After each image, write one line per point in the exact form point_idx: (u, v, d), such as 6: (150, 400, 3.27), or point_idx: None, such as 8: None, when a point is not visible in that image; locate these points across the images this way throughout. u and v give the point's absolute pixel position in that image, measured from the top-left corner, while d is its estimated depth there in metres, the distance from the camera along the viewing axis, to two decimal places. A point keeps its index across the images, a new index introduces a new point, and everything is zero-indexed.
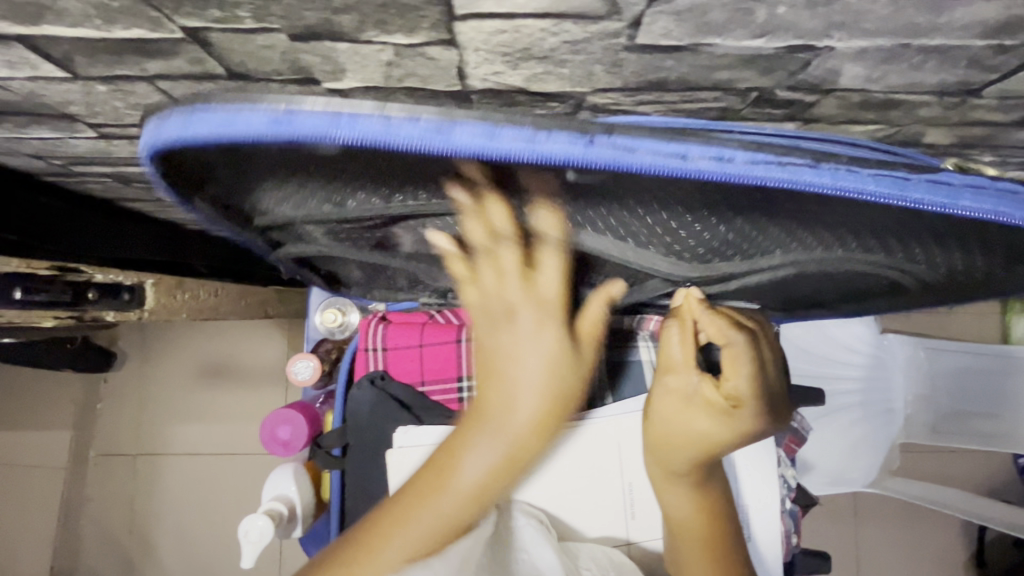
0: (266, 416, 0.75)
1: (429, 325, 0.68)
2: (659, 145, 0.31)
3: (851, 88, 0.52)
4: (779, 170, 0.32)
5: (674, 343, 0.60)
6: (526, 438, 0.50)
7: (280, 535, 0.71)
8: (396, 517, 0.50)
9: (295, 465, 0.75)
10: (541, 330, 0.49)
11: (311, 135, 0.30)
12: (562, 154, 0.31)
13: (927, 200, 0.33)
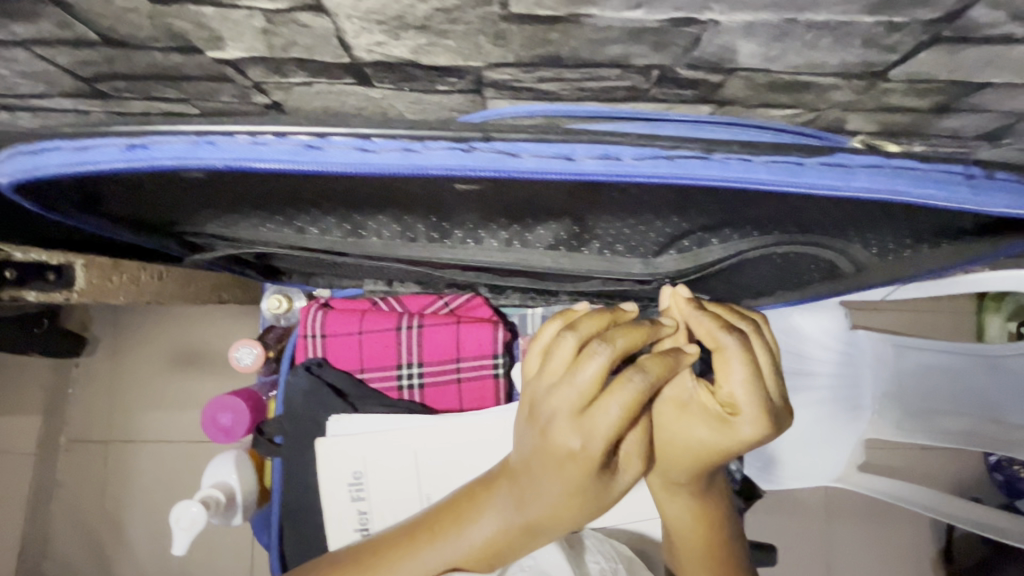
0: (208, 401, 0.74)
1: (369, 313, 0.67)
2: (538, 146, 0.32)
3: (753, 65, 0.63)
4: (667, 164, 0.32)
5: (668, 351, 0.48)
6: (541, 525, 0.47)
7: (219, 521, 0.70)
8: (387, 558, 0.48)
9: (238, 452, 0.74)
10: (581, 461, 0.42)
11: (169, 163, 0.32)
12: (436, 164, 0.32)
13: (821, 184, 0.33)
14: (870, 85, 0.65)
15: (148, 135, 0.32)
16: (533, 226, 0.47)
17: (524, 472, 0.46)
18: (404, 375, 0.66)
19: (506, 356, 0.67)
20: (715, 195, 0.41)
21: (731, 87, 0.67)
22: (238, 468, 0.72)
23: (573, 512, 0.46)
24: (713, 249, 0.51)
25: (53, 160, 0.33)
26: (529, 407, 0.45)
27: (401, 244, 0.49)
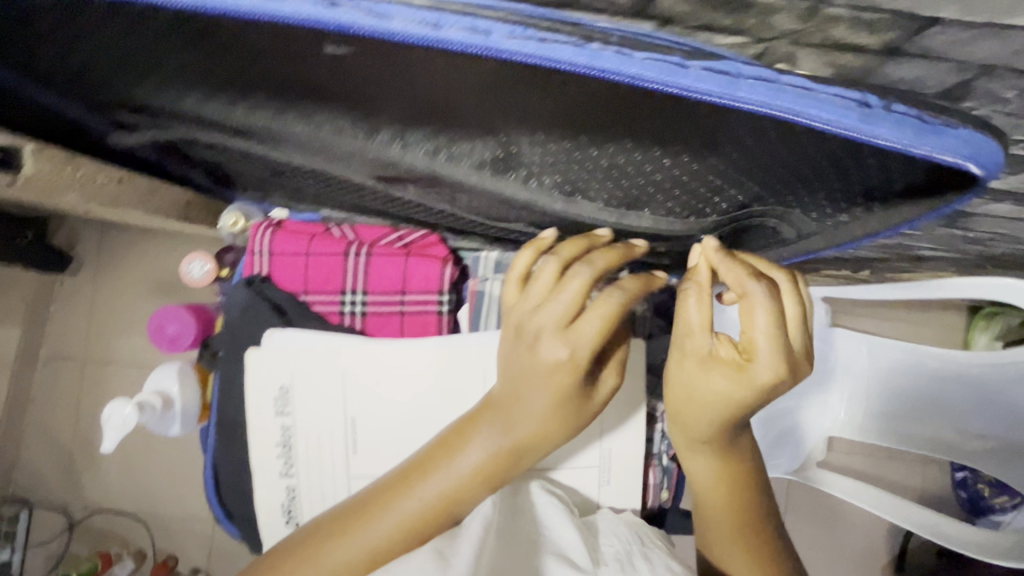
0: (156, 310, 0.74)
1: (318, 236, 0.66)
2: (405, 11, 0.30)
3: None
4: (538, 46, 0.31)
5: (689, 305, 0.47)
6: (528, 443, 0.48)
7: (156, 427, 0.72)
8: (384, 501, 0.48)
9: (183, 363, 0.75)
10: (558, 368, 0.46)
11: None
12: (291, 11, 0.30)
13: (700, 87, 0.31)
14: (813, 11, 0.44)
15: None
16: (458, 148, 0.44)
17: (514, 397, 0.48)
18: (347, 302, 0.66)
19: (452, 294, 0.67)
20: (619, 124, 0.38)
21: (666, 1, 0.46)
22: (180, 379, 0.73)
23: (553, 428, 0.48)
24: (645, 217, 0.51)
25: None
26: (511, 329, 0.49)
27: (310, 145, 0.46)
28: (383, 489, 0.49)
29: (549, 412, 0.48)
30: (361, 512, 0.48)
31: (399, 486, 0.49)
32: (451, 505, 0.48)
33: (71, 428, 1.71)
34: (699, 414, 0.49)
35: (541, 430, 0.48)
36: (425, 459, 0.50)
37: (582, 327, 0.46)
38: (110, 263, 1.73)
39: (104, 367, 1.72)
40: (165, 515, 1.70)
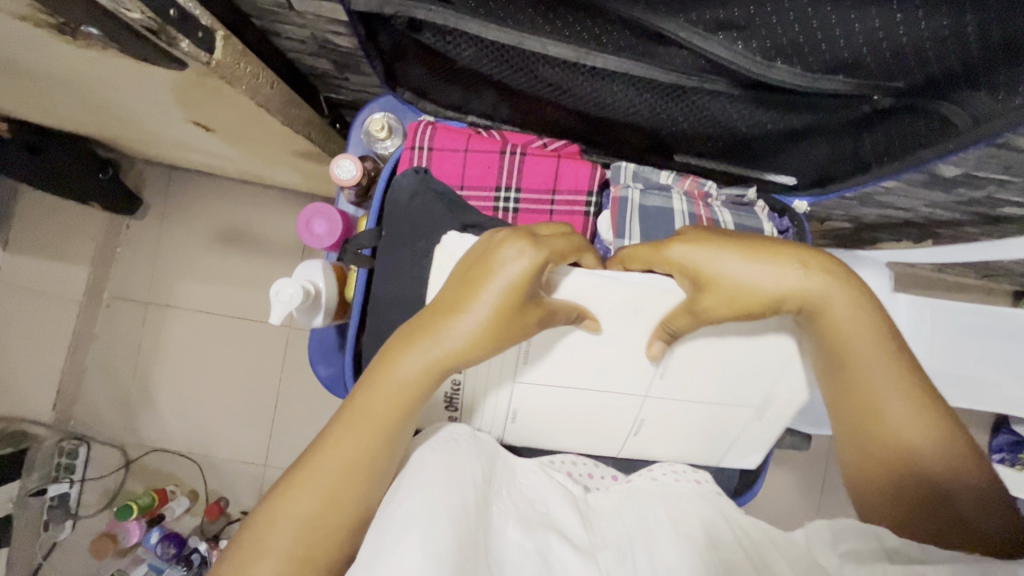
0: (304, 208, 0.78)
1: (475, 136, 0.71)
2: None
3: None
4: None
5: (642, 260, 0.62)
6: (459, 351, 0.53)
7: (303, 317, 0.76)
8: (343, 428, 0.52)
9: (324, 261, 0.79)
10: (468, 286, 0.54)
11: None
12: None
13: None
14: None
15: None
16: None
17: (452, 315, 0.53)
18: (500, 197, 0.71)
19: (597, 198, 0.72)
20: None
21: None
22: (324, 274, 0.77)
23: (490, 335, 0.54)
24: (834, 82, 0.51)
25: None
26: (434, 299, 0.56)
27: None
28: (337, 421, 0.53)
29: (479, 327, 0.53)
30: (326, 440, 0.52)
31: (345, 416, 0.53)
32: (396, 417, 0.53)
33: (132, 367, 1.76)
34: (742, 295, 0.56)
35: (475, 336, 0.53)
36: (363, 389, 0.54)
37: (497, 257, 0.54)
38: (176, 207, 1.76)
39: (167, 308, 1.76)
40: (220, 456, 1.74)
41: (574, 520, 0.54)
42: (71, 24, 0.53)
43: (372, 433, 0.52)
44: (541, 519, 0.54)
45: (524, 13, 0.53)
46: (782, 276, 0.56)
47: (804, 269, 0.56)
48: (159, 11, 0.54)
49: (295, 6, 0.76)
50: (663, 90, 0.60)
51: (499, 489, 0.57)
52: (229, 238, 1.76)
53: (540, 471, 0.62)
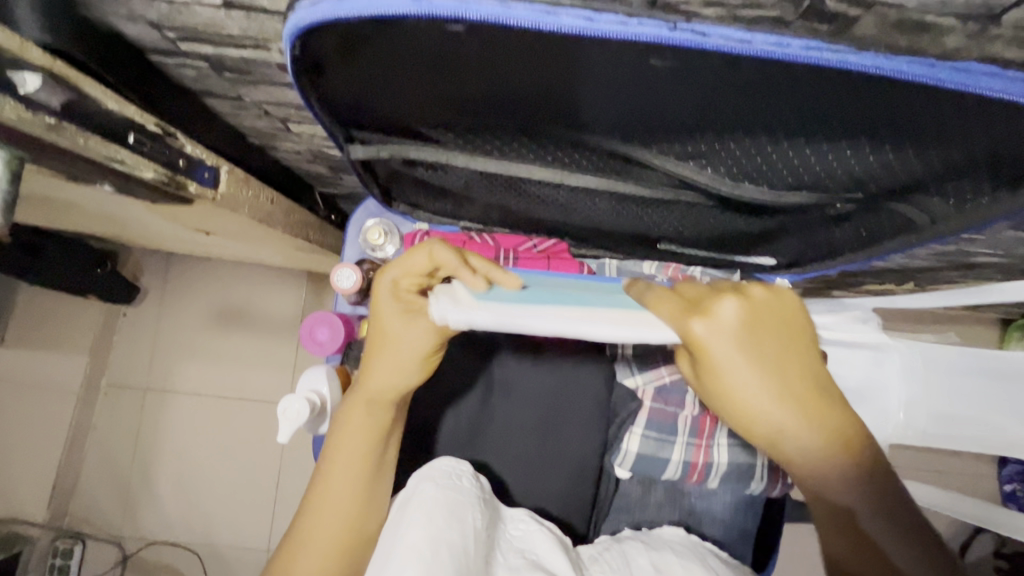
0: (306, 317, 0.85)
1: (469, 243, 0.77)
2: (727, 31, 0.36)
3: (892, 6, 0.40)
4: (832, 55, 0.36)
5: (695, 323, 0.46)
6: (387, 396, 0.58)
7: (309, 425, 0.79)
8: (325, 484, 0.58)
9: (328, 366, 0.83)
10: (410, 322, 0.56)
11: (442, 12, 0.37)
12: (650, 34, 0.36)
13: (953, 82, 0.36)
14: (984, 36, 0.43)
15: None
16: (667, 146, 0.52)
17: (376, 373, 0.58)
18: None
19: None
20: (833, 129, 0.45)
21: (860, 27, 0.43)
22: (328, 380, 0.81)
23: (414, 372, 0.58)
24: (798, 197, 0.56)
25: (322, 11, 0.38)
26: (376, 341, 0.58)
27: (541, 136, 0.54)
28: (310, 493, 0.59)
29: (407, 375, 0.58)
30: (317, 492, 0.58)
31: (322, 475, 0.59)
32: (360, 470, 0.58)
33: (130, 457, 1.72)
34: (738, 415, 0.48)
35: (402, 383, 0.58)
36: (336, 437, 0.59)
37: (394, 330, 0.57)
38: (174, 292, 1.78)
39: (166, 393, 1.74)
40: (222, 543, 1.69)
41: (565, 562, 0.53)
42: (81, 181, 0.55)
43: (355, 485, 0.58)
44: (531, 563, 0.52)
45: (510, 154, 0.58)
46: (786, 420, 0.47)
47: (801, 441, 0.47)
48: (167, 165, 0.58)
49: (292, 128, 0.80)
50: (641, 202, 0.64)
51: (495, 535, 0.55)
52: (227, 318, 1.77)
53: (533, 518, 0.60)
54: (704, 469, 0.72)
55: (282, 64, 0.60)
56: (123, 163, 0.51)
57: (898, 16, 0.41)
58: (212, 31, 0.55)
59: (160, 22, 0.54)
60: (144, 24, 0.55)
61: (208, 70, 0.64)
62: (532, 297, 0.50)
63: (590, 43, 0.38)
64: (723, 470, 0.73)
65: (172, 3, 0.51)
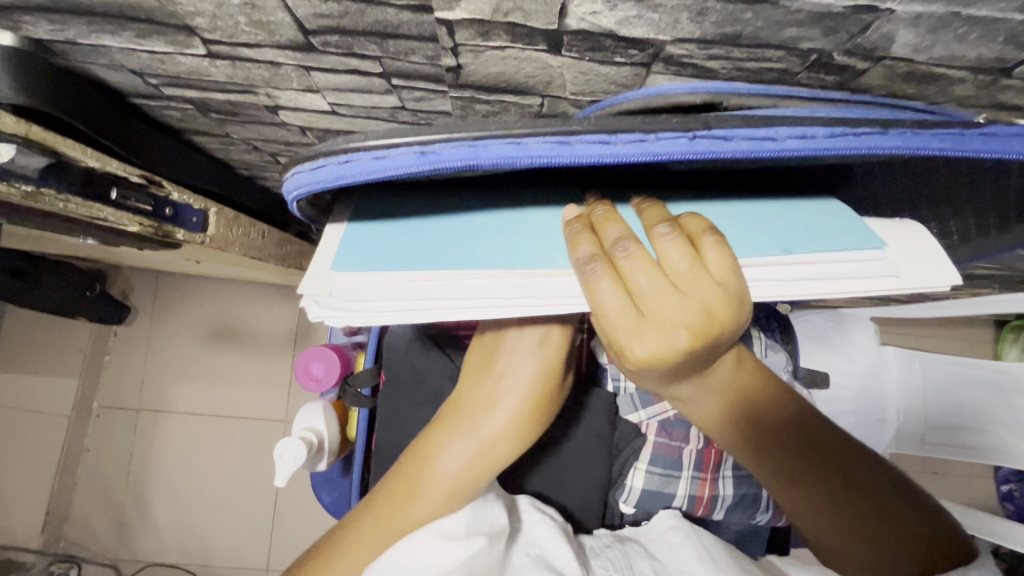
0: (301, 352, 0.83)
1: None
2: (750, 132, 0.33)
3: (900, 60, 0.45)
4: (857, 139, 0.34)
5: (605, 294, 0.35)
6: (499, 445, 0.51)
7: (308, 463, 0.78)
8: (372, 521, 0.52)
9: (324, 403, 0.81)
10: (542, 347, 0.50)
11: (455, 164, 0.33)
12: (673, 152, 0.33)
13: (988, 149, 0.35)
14: (993, 81, 0.47)
15: (390, 146, 0.33)
16: None
17: (474, 410, 0.52)
18: None
19: None
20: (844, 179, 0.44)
21: (868, 76, 0.47)
22: (325, 416, 0.80)
23: (521, 438, 0.52)
24: None
25: (321, 174, 0.35)
26: (479, 363, 0.53)
27: None
28: (354, 515, 0.53)
29: (516, 414, 0.51)
30: (358, 528, 0.52)
31: (375, 501, 0.53)
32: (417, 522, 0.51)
33: (124, 480, 1.68)
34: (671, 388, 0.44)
35: (506, 445, 0.51)
36: (406, 475, 0.53)
37: (502, 353, 0.51)
38: (165, 310, 1.74)
39: (158, 414, 1.70)
40: (219, 563, 1.65)
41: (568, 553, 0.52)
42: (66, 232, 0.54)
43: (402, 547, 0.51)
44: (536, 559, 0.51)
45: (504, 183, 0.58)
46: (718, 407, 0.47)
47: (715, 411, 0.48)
48: (155, 214, 0.56)
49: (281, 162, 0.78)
50: None
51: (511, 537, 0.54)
52: (220, 336, 1.73)
53: (533, 506, 0.58)
54: (710, 502, 0.70)
55: (270, 106, 0.59)
56: (106, 221, 0.51)
57: (907, 68, 0.45)
58: (195, 78, 0.54)
59: (142, 70, 0.53)
60: (127, 72, 0.53)
61: (194, 111, 0.62)
62: (383, 255, 0.39)
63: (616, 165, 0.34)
64: (729, 502, 0.72)
65: (154, 53, 0.49)
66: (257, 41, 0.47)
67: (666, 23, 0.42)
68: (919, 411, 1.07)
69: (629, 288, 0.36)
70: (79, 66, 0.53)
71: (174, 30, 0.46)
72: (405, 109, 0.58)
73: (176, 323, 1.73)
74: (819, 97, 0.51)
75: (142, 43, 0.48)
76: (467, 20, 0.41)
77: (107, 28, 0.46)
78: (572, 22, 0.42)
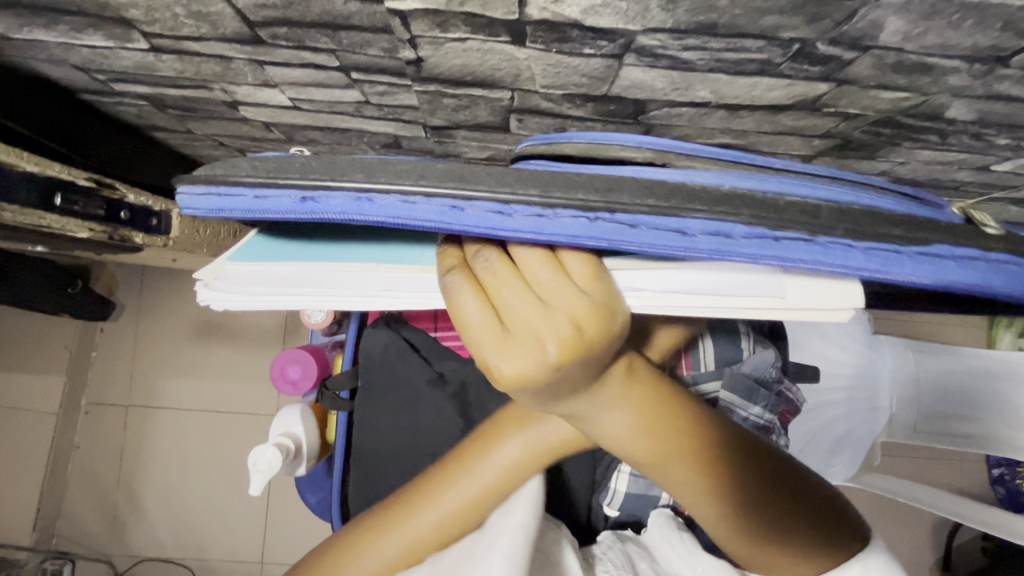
0: (277, 355, 0.81)
1: None
2: (657, 221, 0.32)
3: (889, 48, 0.45)
4: (773, 244, 0.33)
5: (467, 309, 0.36)
6: (560, 437, 0.49)
7: (286, 469, 0.76)
8: (409, 507, 0.50)
9: (301, 406, 0.79)
10: None
11: (335, 215, 0.33)
12: (564, 235, 0.33)
13: (921, 275, 0.33)
14: (988, 70, 0.47)
15: (270, 187, 0.34)
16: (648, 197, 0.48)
17: (536, 403, 0.50)
18: None
19: None
20: None
21: (856, 66, 0.48)
22: (303, 421, 0.78)
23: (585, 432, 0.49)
24: None
25: (211, 200, 0.36)
26: None
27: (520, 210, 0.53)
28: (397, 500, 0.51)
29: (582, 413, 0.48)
30: (395, 511, 0.50)
31: (422, 484, 0.51)
32: (467, 513, 0.49)
33: (115, 478, 1.66)
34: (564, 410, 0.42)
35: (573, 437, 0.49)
36: (461, 458, 0.51)
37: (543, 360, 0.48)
38: (151, 306, 1.71)
39: (147, 410, 1.68)
40: (214, 557, 1.64)
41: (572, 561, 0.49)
42: (26, 237, 0.56)
43: (432, 540, 0.49)
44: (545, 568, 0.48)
45: None
46: (625, 433, 0.44)
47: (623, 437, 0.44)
48: (107, 218, 0.60)
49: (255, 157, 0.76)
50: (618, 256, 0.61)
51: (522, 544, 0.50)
52: (206, 332, 1.70)
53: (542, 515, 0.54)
54: None
55: (227, 100, 0.60)
56: (53, 227, 0.55)
57: (896, 57, 0.46)
58: (143, 71, 0.56)
59: (85, 65, 0.55)
60: (72, 67, 0.56)
61: (149, 107, 0.64)
62: (276, 250, 0.41)
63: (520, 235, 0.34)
64: None
65: (97, 48, 0.52)
66: (200, 34, 0.49)
67: (637, 11, 0.43)
68: (910, 399, 1.07)
69: (495, 304, 0.36)
70: (20, 61, 0.55)
71: (113, 23, 0.48)
72: (370, 104, 0.59)
73: (160, 318, 1.70)
74: (803, 87, 0.51)
75: (79, 37, 0.50)
76: (421, 9, 0.43)
77: (53, 24, 0.49)
78: (534, 10, 0.43)
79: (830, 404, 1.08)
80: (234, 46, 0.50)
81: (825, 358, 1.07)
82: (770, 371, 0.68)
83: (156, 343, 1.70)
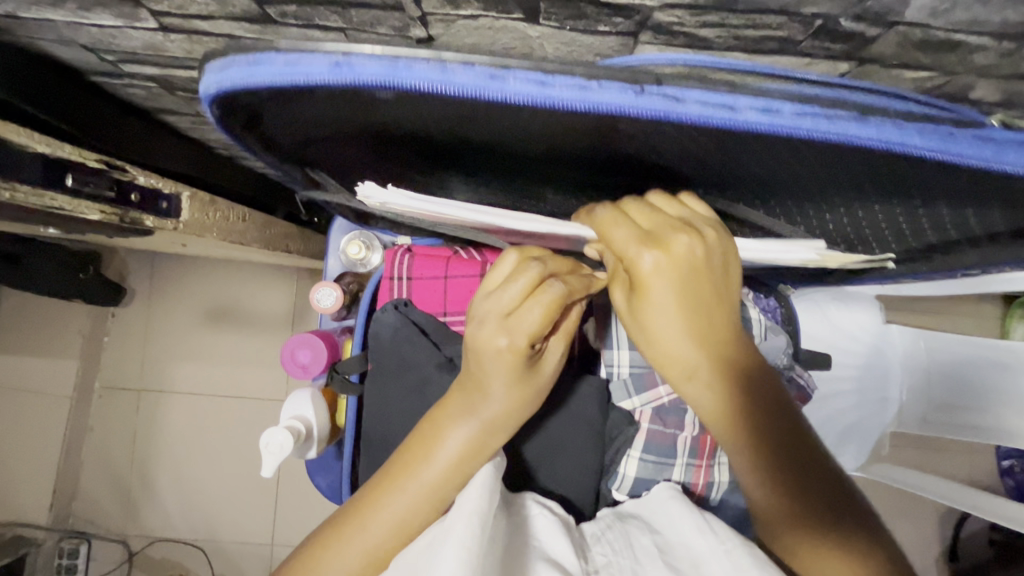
0: (288, 339, 0.81)
1: (453, 259, 0.74)
2: (703, 94, 0.36)
3: (915, 25, 0.45)
4: (820, 120, 0.36)
5: (614, 228, 0.46)
6: (501, 419, 0.50)
7: (297, 451, 0.77)
8: (376, 499, 0.50)
9: (312, 389, 0.80)
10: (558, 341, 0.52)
11: (371, 78, 0.36)
12: (613, 102, 0.36)
13: (967, 154, 0.37)
14: (1017, 48, 0.47)
15: (302, 53, 0.36)
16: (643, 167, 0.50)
17: (472, 392, 0.51)
18: None
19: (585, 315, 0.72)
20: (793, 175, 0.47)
21: (880, 44, 0.47)
22: (313, 404, 0.78)
23: (521, 407, 0.51)
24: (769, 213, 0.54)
25: (239, 72, 0.38)
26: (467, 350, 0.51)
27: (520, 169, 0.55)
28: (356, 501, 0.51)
29: (513, 388, 0.50)
30: (364, 504, 0.50)
31: (375, 484, 0.51)
32: (424, 502, 0.49)
33: (127, 461, 1.69)
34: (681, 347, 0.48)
35: (509, 412, 0.50)
36: (410, 451, 0.51)
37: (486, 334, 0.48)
38: (161, 291, 1.72)
39: (160, 394, 1.70)
40: (226, 538, 1.67)
41: (565, 545, 0.48)
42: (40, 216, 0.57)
43: (405, 525, 0.49)
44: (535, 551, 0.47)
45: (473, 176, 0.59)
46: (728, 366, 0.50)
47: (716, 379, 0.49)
48: (119, 200, 0.60)
49: None
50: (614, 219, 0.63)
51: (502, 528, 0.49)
52: (217, 317, 1.71)
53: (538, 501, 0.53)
54: (705, 487, 0.69)
55: None
56: (64, 208, 0.55)
57: (921, 34, 0.46)
58: (152, 51, 0.57)
59: (93, 45, 0.56)
60: (80, 48, 0.57)
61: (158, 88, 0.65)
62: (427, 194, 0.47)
63: (557, 109, 0.37)
64: (724, 488, 0.70)
65: (106, 27, 0.53)
66: (210, 12, 0.49)
67: None
68: (919, 388, 1.06)
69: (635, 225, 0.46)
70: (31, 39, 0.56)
71: (121, 2, 0.49)
72: None
73: (171, 303, 1.72)
74: (823, 67, 0.51)
75: (87, 16, 0.51)
76: None
77: (62, 2, 0.49)
78: None
79: (841, 393, 1.07)
80: (245, 24, 0.50)
81: (837, 347, 1.06)
82: (782, 359, 0.70)
83: (167, 329, 1.71)
